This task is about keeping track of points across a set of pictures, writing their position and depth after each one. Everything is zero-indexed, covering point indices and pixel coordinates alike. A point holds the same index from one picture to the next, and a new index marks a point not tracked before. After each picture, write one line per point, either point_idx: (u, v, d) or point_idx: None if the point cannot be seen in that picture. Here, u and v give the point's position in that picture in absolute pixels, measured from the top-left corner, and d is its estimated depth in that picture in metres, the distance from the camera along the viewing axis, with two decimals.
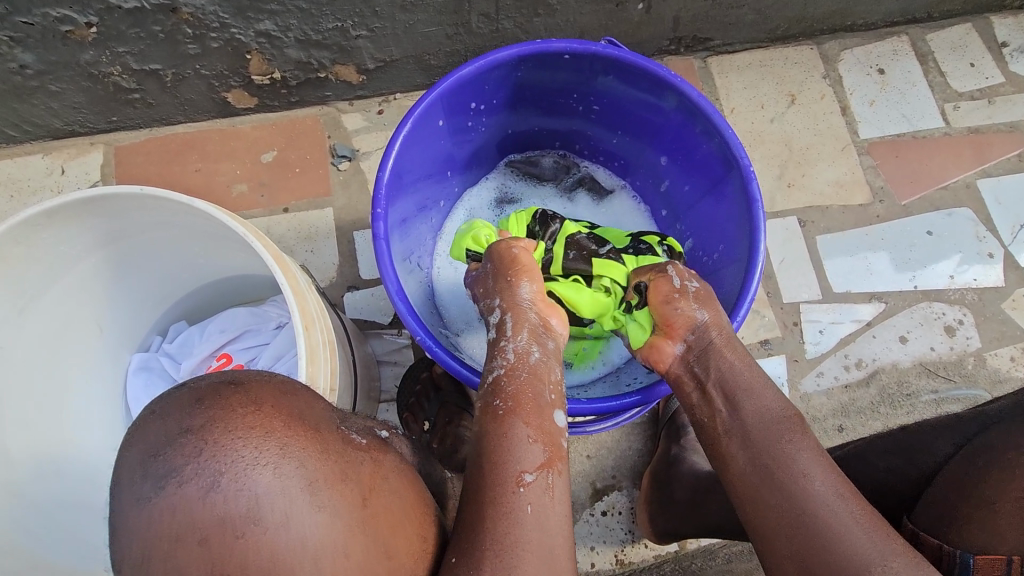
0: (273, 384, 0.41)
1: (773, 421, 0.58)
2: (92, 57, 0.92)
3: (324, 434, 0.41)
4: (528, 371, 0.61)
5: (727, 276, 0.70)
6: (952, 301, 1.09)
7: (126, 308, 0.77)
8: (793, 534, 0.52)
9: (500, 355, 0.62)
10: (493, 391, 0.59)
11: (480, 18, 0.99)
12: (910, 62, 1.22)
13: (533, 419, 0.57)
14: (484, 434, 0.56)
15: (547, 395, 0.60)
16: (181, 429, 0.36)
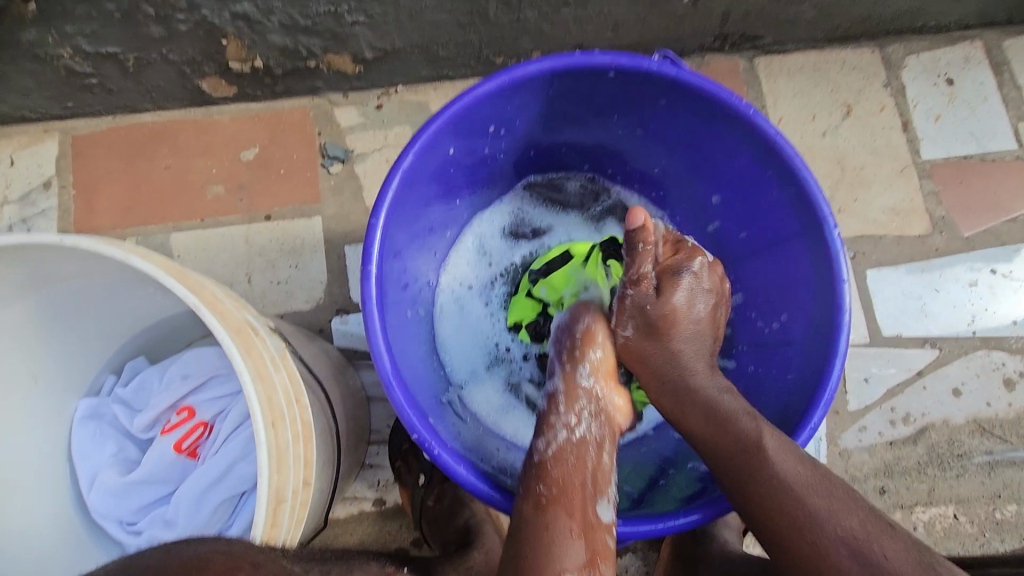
0: None
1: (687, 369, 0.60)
2: (36, 36, 0.78)
3: None
4: (578, 456, 0.55)
5: (791, 353, 0.61)
6: (1013, 350, 0.97)
7: (69, 347, 0.64)
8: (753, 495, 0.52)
9: (549, 431, 0.56)
10: (537, 474, 0.54)
11: (498, 6, 0.84)
12: (983, 71, 1.07)
13: (579, 513, 0.51)
14: (525, 527, 0.51)
15: (595, 484, 0.54)
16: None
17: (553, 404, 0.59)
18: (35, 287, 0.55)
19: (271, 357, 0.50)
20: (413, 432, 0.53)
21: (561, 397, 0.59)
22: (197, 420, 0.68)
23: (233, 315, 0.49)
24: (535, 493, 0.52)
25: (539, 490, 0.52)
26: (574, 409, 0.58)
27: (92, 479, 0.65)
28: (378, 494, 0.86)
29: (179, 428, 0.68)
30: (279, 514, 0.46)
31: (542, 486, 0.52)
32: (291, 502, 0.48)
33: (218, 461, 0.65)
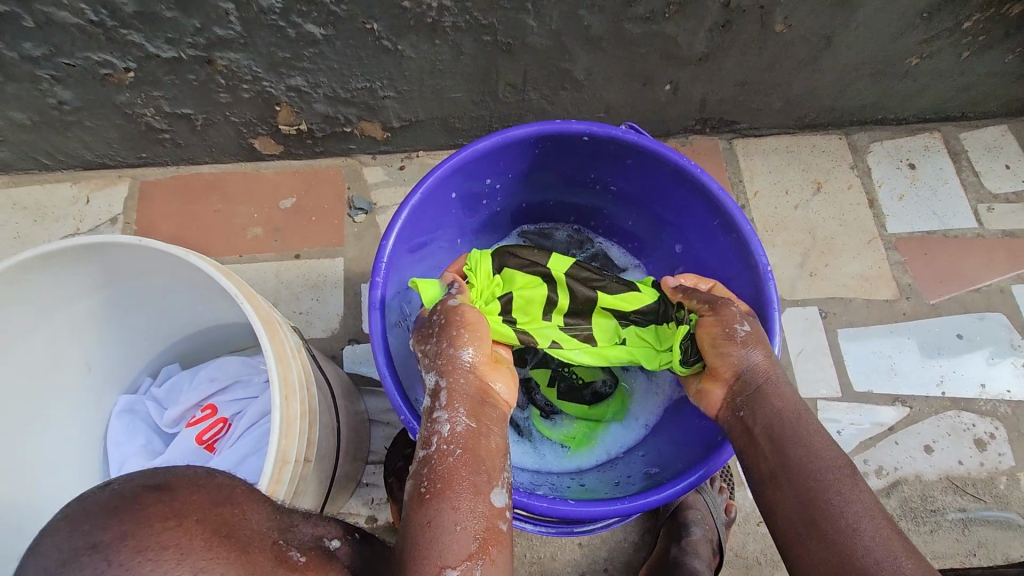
0: (207, 494, 0.36)
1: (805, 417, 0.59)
2: (127, 99, 0.94)
3: (253, 555, 0.36)
4: (465, 449, 0.54)
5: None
6: (983, 412, 1.03)
7: (120, 348, 0.75)
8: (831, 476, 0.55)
9: (432, 429, 0.55)
10: (421, 470, 0.53)
11: (507, 88, 1.00)
12: (942, 158, 1.20)
13: (464, 506, 0.50)
14: (408, 525, 0.50)
15: (479, 475, 0.53)
16: (84, 545, 0.31)
17: (437, 398, 0.58)
18: (100, 291, 0.66)
19: (289, 348, 0.59)
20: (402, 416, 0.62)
21: (444, 391, 0.58)
22: (218, 417, 0.77)
23: (263, 309, 0.59)
24: (418, 488, 0.52)
25: (423, 485, 0.52)
26: (457, 406, 0.57)
27: (122, 466, 0.74)
28: (371, 511, 0.91)
29: (201, 423, 0.77)
30: (282, 474, 0.54)
31: (425, 482, 0.52)
32: (293, 469, 0.56)
33: (232, 453, 0.73)
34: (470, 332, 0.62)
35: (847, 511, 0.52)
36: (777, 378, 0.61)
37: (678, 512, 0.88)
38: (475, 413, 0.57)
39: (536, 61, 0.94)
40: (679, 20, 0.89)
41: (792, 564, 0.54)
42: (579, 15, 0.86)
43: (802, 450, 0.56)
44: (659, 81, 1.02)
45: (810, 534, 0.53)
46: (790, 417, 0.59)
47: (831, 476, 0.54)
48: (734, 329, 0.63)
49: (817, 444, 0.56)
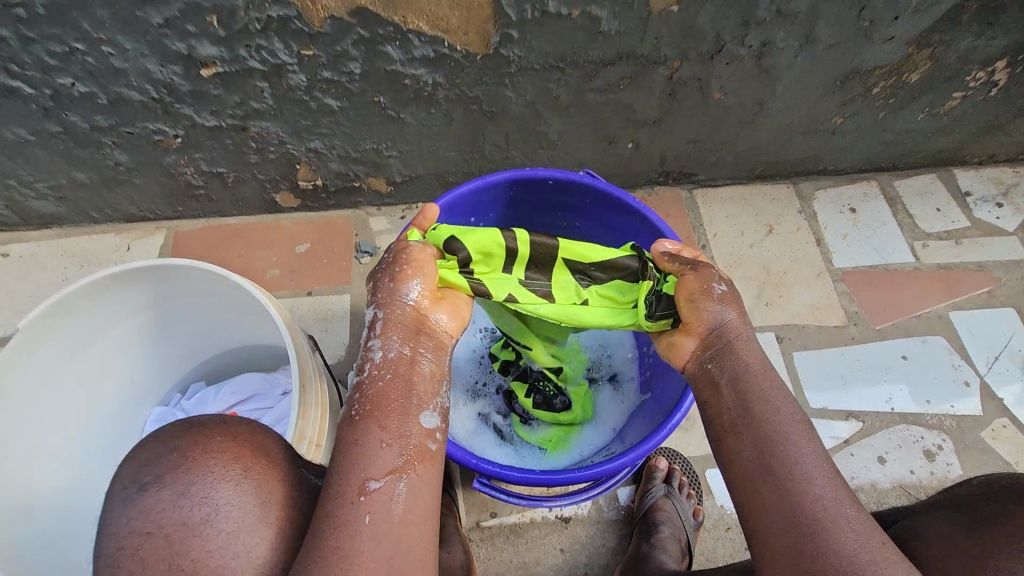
0: (252, 424, 0.52)
1: (771, 376, 0.65)
2: (173, 160, 1.11)
3: (281, 468, 0.51)
4: (395, 374, 0.60)
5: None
6: (930, 426, 1.12)
7: (157, 363, 0.87)
8: (788, 428, 0.60)
9: (367, 358, 0.62)
10: (355, 394, 0.59)
11: (492, 148, 1.17)
12: (879, 203, 1.37)
13: (390, 425, 0.56)
14: (337, 440, 0.56)
15: (405, 397, 0.59)
16: (169, 448, 0.47)
17: (374, 328, 0.64)
18: (149, 308, 0.79)
19: (304, 347, 0.71)
20: None
21: (380, 320, 0.64)
22: None
23: (285, 315, 0.72)
24: (349, 409, 0.58)
25: (353, 407, 0.58)
26: (391, 335, 0.63)
27: None
28: None
29: None
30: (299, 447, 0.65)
31: (357, 405, 0.58)
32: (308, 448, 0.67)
33: None
34: (414, 268, 0.67)
35: (802, 461, 0.58)
36: (745, 337, 0.68)
37: (649, 514, 0.96)
38: (408, 340, 0.63)
39: (516, 125, 1.12)
40: (632, 90, 1.07)
41: (745, 504, 0.59)
42: (549, 88, 1.04)
43: (766, 403, 0.62)
44: (622, 141, 1.19)
45: (765, 479, 0.58)
46: (756, 372, 0.65)
47: (788, 428, 0.60)
48: (712, 287, 0.69)
49: (780, 403, 0.63)
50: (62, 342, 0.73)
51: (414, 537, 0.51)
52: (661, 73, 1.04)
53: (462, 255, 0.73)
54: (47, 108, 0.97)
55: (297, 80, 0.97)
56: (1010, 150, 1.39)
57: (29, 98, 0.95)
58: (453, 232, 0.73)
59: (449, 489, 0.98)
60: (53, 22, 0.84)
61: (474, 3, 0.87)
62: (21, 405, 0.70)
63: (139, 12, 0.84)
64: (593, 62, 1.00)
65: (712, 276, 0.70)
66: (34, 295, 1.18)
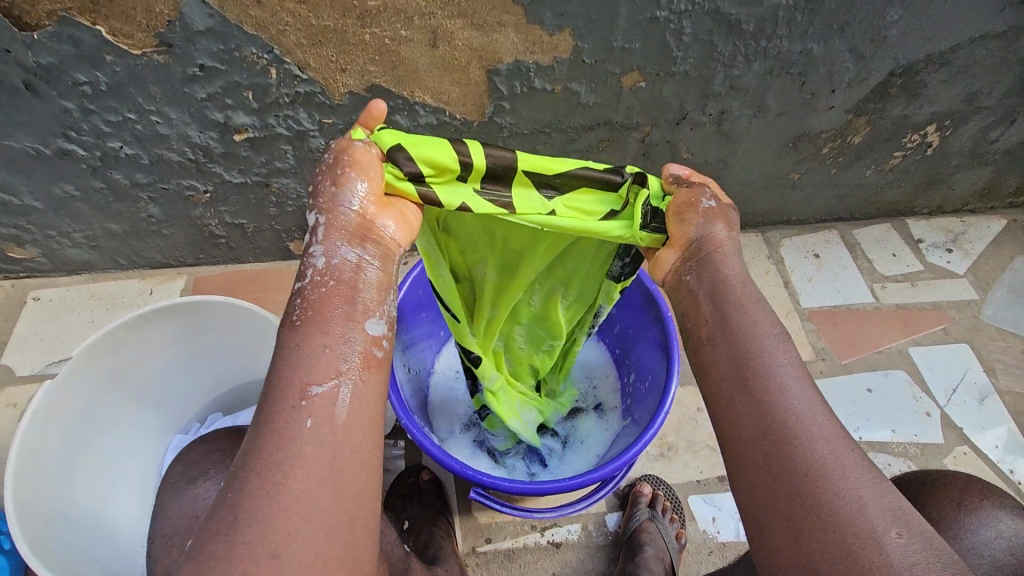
0: None
1: (746, 292, 0.66)
2: (200, 213, 1.24)
3: None
4: (337, 281, 0.57)
5: (656, 384, 0.91)
6: (896, 453, 1.21)
7: (181, 394, 0.96)
8: (759, 341, 0.62)
9: (308, 265, 0.58)
10: (295, 300, 0.57)
11: None
12: (840, 249, 1.50)
13: (334, 331, 0.55)
14: (280, 345, 0.55)
15: (348, 304, 0.57)
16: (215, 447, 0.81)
17: (316, 234, 0.59)
18: (181, 340, 0.89)
19: None
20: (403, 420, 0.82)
21: (321, 226, 0.59)
22: None
23: None
24: (290, 314, 0.56)
25: (295, 313, 0.56)
26: (334, 239, 0.58)
27: None
28: None
29: None
30: None
31: (298, 310, 0.56)
32: None
33: None
34: (358, 169, 0.61)
35: (776, 372, 0.59)
36: (725, 251, 0.67)
37: (634, 537, 1.03)
38: (352, 245, 0.59)
39: None
40: (611, 151, 1.21)
41: (720, 415, 0.61)
42: (538, 149, 1.19)
43: (740, 321, 0.63)
44: None
45: (737, 393, 0.60)
46: (732, 288, 0.66)
47: (760, 343, 0.61)
48: (699, 202, 0.69)
49: (756, 315, 0.63)
50: (103, 368, 0.82)
51: (356, 436, 0.52)
52: (635, 137, 1.18)
53: (408, 168, 0.62)
54: (95, 167, 1.11)
55: (317, 144, 1.11)
56: (955, 202, 1.54)
57: (80, 159, 1.08)
58: (398, 140, 0.62)
59: (446, 513, 1.04)
60: (112, 97, 0.98)
61: (471, 80, 1.02)
62: (67, 425, 0.80)
63: (186, 88, 0.98)
64: (575, 128, 1.15)
65: (700, 190, 0.69)
66: (63, 335, 1.28)
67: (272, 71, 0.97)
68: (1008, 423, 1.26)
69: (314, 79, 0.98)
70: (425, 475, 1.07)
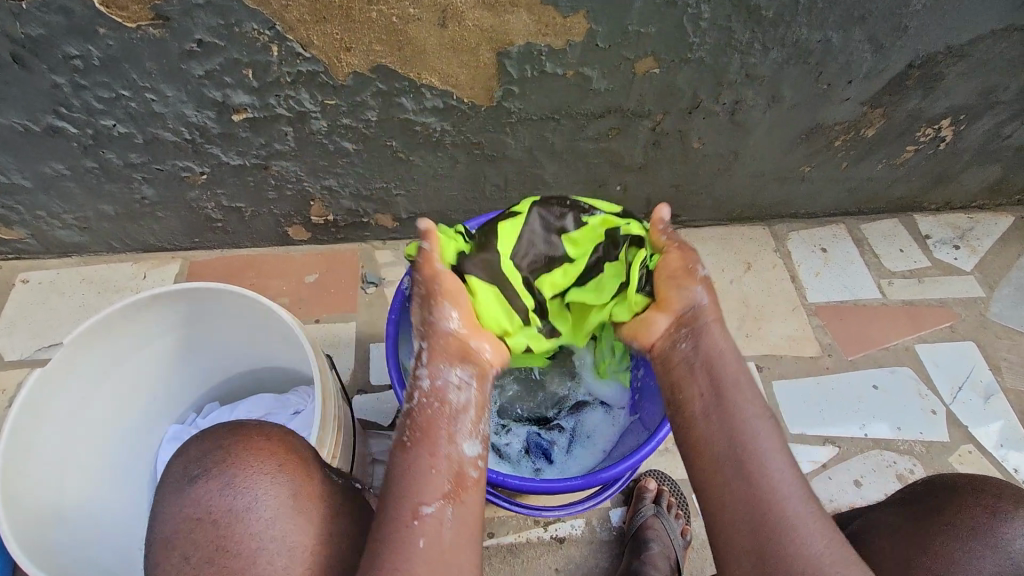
0: (279, 429, 0.67)
1: (736, 370, 0.74)
2: (196, 195, 1.20)
3: (307, 466, 0.65)
4: (439, 404, 0.71)
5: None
6: (902, 451, 1.20)
7: (178, 383, 0.93)
8: (746, 417, 0.69)
9: (416, 386, 0.72)
10: (407, 421, 0.70)
11: (493, 188, 1.27)
12: (848, 243, 1.48)
13: (438, 449, 0.68)
14: (394, 465, 0.67)
15: (452, 425, 0.70)
16: (215, 446, 0.63)
17: (421, 359, 0.74)
18: (182, 329, 0.86)
19: (324, 363, 0.80)
20: None
21: (426, 351, 0.74)
22: None
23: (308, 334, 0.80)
24: (402, 437, 0.69)
25: (405, 435, 0.69)
26: (436, 362, 0.73)
27: None
28: None
29: None
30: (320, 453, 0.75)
31: (409, 430, 0.69)
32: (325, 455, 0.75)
33: None
34: (447, 299, 0.77)
35: (765, 454, 0.67)
36: (715, 327, 0.77)
37: (639, 534, 1.01)
38: (452, 363, 0.74)
39: (514, 169, 1.22)
40: (621, 139, 1.18)
41: (710, 485, 0.67)
42: (546, 136, 1.15)
43: (733, 397, 0.71)
44: (611, 183, 1.30)
45: (729, 466, 0.67)
46: (726, 363, 0.74)
47: (751, 420, 0.69)
48: (693, 267, 0.79)
49: (747, 394, 0.71)
50: (96, 357, 0.79)
51: (462, 544, 0.63)
52: (646, 126, 1.15)
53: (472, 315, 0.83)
54: (87, 146, 1.06)
55: (318, 126, 1.07)
56: (963, 198, 1.52)
57: (71, 137, 1.04)
58: None
59: None
60: (105, 72, 0.94)
61: (481, 63, 0.98)
62: (58, 415, 0.77)
63: (183, 65, 0.94)
64: (585, 115, 1.11)
65: (692, 262, 0.80)
66: (53, 319, 1.24)
67: (273, 48, 0.93)
68: (1012, 421, 1.25)
69: (317, 58, 0.94)
70: None
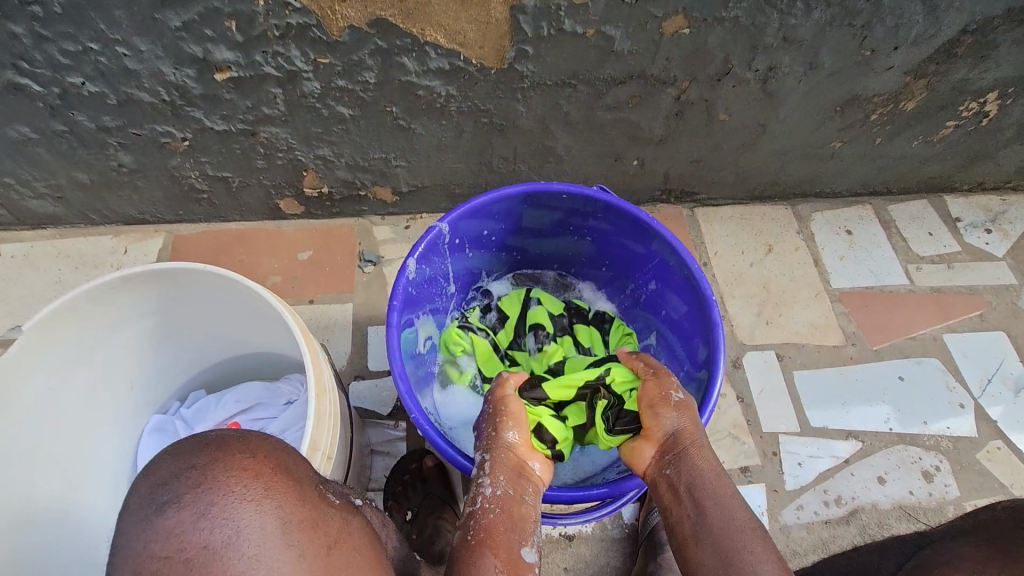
0: (266, 440, 0.51)
1: (720, 486, 0.69)
2: (178, 163, 1.10)
3: (303, 487, 0.50)
4: (502, 508, 0.68)
5: (699, 383, 0.81)
6: (928, 447, 1.14)
7: (159, 370, 0.86)
8: (732, 533, 0.65)
9: (478, 495, 0.69)
10: (468, 524, 0.67)
11: (500, 160, 1.17)
12: (874, 226, 1.40)
13: (503, 553, 0.65)
14: (455, 562, 0.64)
15: (516, 534, 0.67)
16: (186, 464, 0.46)
17: (483, 466, 0.72)
18: (158, 314, 0.78)
19: (317, 354, 0.70)
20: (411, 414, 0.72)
21: (487, 461, 0.72)
22: None
23: (299, 322, 0.71)
24: (466, 537, 0.66)
25: (470, 534, 0.66)
26: (498, 474, 0.70)
27: None
28: None
29: None
30: (312, 459, 0.63)
31: (473, 532, 0.66)
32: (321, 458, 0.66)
33: None
34: (513, 421, 0.76)
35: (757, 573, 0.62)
36: (698, 442, 0.71)
37: (654, 534, 0.95)
38: (512, 481, 0.70)
39: (524, 140, 1.13)
40: (641, 109, 1.09)
41: None
42: (560, 103, 1.06)
43: (718, 512, 0.66)
44: (628, 157, 1.21)
45: None
46: (709, 478, 0.69)
47: (743, 537, 0.64)
48: (669, 394, 0.75)
49: (733, 505, 0.67)
50: (66, 346, 0.72)
51: None
52: (669, 94, 1.06)
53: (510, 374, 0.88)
54: (55, 106, 0.96)
55: (311, 87, 0.97)
56: (997, 179, 1.43)
57: (36, 96, 0.94)
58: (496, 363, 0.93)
59: (453, 504, 0.97)
60: (69, 21, 0.84)
61: (492, 18, 0.88)
62: (25, 411, 0.69)
63: (157, 14, 0.83)
64: (604, 81, 1.02)
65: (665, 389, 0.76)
66: (27, 296, 1.15)
67: None
68: None
69: (308, 9, 0.84)
70: (429, 462, 0.98)
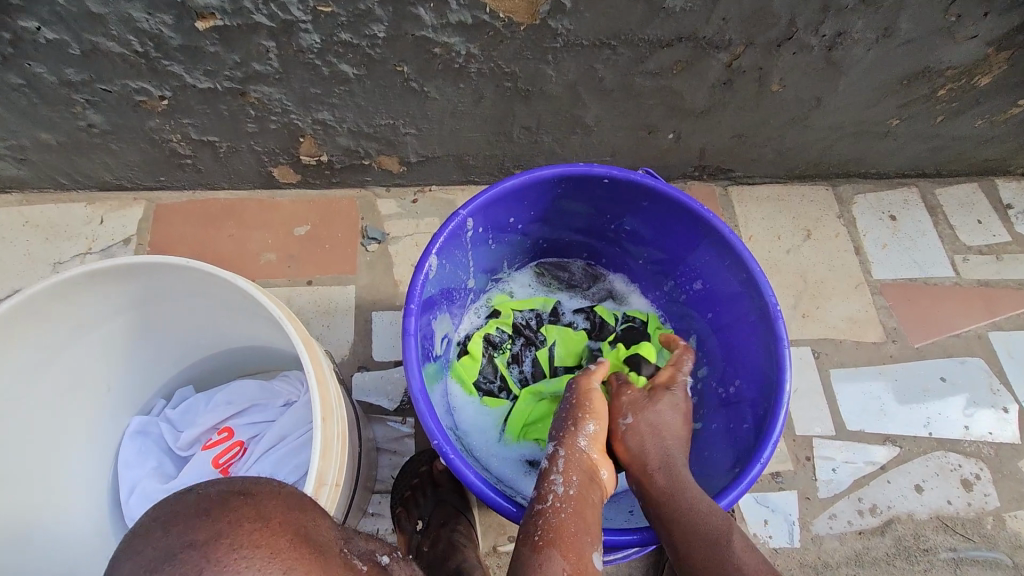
0: (283, 498, 0.42)
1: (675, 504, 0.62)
2: (157, 125, 0.97)
3: (328, 558, 0.40)
4: (575, 508, 0.61)
5: (752, 405, 0.71)
6: (968, 453, 1.07)
7: (140, 368, 0.75)
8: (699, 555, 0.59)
9: (547, 490, 0.63)
10: (535, 520, 0.60)
11: (521, 130, 1.04)
12: (920, 212, 1.29)
13: (572, 554, 0.57)
14: (519, 564, 0.57)
15: (588, 535, 0.59)
16: (184, 542, 0.36)
17: (555, 462, 0.66)
18: (137, 309, 0.68)
19: (323, 369, 0.60)
20: (434, 439, 0.63)
21: (562, 457, 0.66)
22: (234, 440, 0.77)
23: (301, 328, 0.61)
24: (531, 536, 0.59)
25: (535, 534, 0.59)
26: (571, 473, 0.64)
27: (132, 488, 0.73)
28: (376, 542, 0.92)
29: (217, 445, 0.76)
30: (319, 496, 0.54)
31: (539, 531, 0.59)
32: (330, 490, 0.57)
33: None
34: (593, 416, 0.70)
35: None
36: (646, 466, 0.67)
37: None
38: (586, 483, 0.64)
39: (550, 108, 1.00)
40: (686, 77, 0.96)
41: None
42: (595, 67, 0.92)
43: (677, 535, 0.60)
44: (663, 130, 1.08)
45: None
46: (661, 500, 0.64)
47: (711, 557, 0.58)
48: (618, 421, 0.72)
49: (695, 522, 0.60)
50: (26, 350, 0.61)
51: None
52: (720, 60, 0.93)
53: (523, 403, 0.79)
54: (7, 56, 0.82)
55: (309, 41, 0.83)
56: None
57: None
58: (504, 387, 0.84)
59: (467, 513, 0.89)
60: None
61: None
62: None
63: None
64: (648, 42, 0.88)
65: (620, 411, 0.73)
66: None
67: None
68: None
69: None
70: (441, 465, 0.90)
